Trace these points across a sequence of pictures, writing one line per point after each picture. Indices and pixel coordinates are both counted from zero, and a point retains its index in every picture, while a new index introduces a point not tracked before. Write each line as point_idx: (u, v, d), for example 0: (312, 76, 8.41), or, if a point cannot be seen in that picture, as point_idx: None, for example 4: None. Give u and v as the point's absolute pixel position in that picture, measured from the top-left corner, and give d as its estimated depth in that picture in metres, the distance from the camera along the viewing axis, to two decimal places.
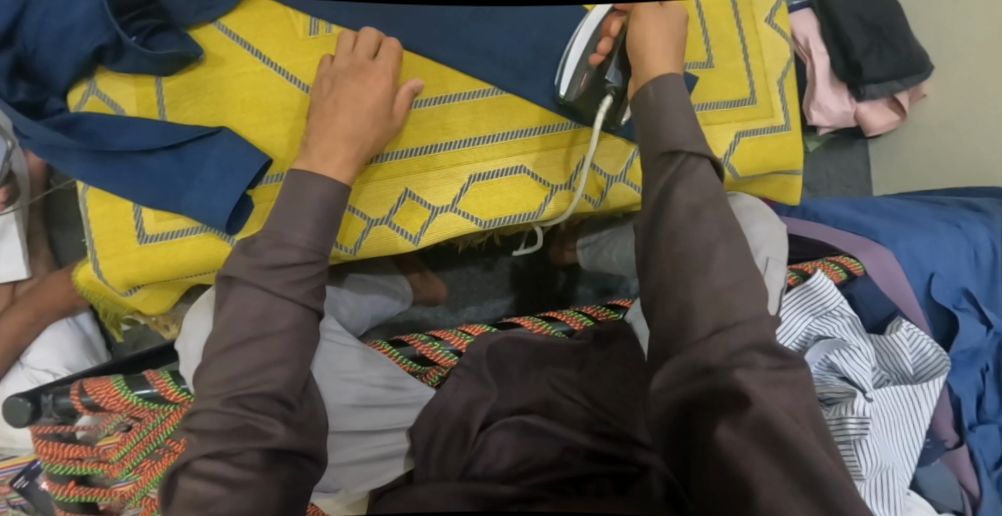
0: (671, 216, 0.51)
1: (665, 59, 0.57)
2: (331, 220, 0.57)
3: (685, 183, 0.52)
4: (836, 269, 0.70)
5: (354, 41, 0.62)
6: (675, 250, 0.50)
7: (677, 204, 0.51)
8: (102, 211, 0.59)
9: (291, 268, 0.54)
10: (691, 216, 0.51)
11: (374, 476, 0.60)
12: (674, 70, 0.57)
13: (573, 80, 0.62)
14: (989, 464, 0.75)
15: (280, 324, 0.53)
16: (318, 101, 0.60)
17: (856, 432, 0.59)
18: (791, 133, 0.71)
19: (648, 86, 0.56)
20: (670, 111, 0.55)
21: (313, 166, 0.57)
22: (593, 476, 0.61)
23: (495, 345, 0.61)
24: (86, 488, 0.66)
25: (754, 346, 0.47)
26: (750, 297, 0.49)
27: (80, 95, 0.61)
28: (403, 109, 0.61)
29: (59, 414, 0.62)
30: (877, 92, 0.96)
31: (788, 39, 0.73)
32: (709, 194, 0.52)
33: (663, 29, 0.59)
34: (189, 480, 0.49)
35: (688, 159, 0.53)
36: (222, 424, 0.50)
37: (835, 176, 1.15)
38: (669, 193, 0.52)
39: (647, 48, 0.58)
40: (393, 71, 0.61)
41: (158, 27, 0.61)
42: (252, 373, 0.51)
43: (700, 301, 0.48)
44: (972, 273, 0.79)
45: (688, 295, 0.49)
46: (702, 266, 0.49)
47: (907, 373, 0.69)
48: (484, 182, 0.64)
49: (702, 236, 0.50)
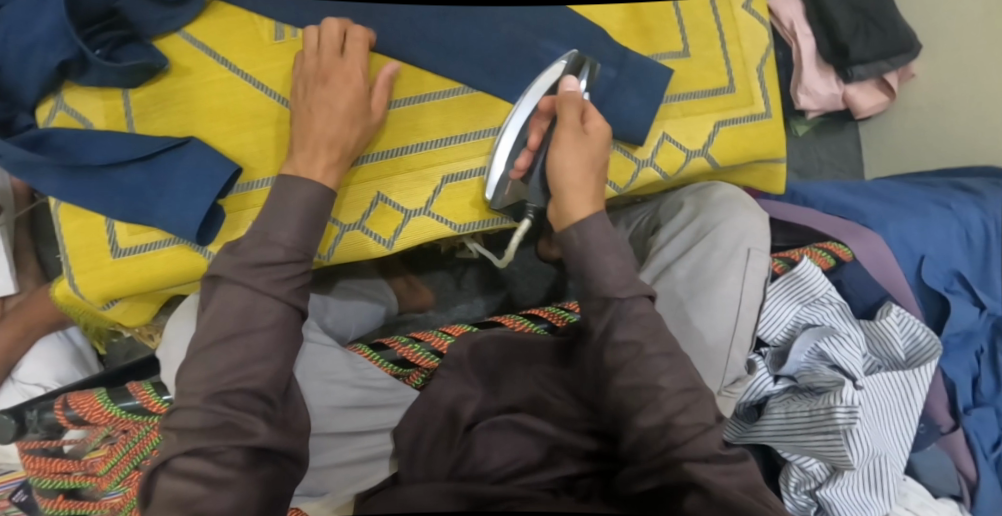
0: (616, 352, 0.55)
1: (584, 198, 0.59)
2: (317, 220, 0.56)
3: (626, 321, 0.56)
4: (824, 256, 0.69)
5: (319, 35, 0.60)
6: (621, 379, 0.55)
7: (620, 341, 0.55)
8: (76, 226, 0.59)
9: (274, 267, 0.54)
10: (635, 352, 0.55)
11: (360, 479, 0.59)
12: (593, 209, 0.59)
13: (499, 189, 0.62)
14: (987, 447, 0.74)
15: (263, 321, 0.53)
16: (294, 105, 0.59)
17: (845, 422, 0.58)
18: (772, 121, 0.70)
19: (569, 229, 0.59)
20: (596, 254, 0.58)
21: (299, 170, 0.56)
22: (579, 475, 0.60)
23: (478, 344, 0.60)
24: (75, 501, 0.67)
25: (709, 448, 0.51)
26: (701, 410, 0.53)
27: (48, 110, 0.61)
28: (381, 108, 0.60)
29: (45, 429, 0.61)
30: (865, 74, 0.94)
31: (766, 25, 0.72)
32: (651, 330, 0.56)
33: (584, 158, 0.59)
34: (170, 479, 0.48)
35: (622, 303, 0.56)
36: (203, 421, 0.49)
37: (827, 160, 1.13)
38: (610, 332, 0.56)
39: (568, 187, 0.59)
40: (363, 66, 0.60)
41: (124, 38, 0.60)
42: (235, 369, 0.51)
43: (650, 419, 0.53)
44: (964, 256, 0.78)
45: (639, 423, 0.53)
46: (650, 394, 0.54)
47: (899, 358, 0.67)
48: (457, 183, 0.63)
49: (650, 367, 0.54)
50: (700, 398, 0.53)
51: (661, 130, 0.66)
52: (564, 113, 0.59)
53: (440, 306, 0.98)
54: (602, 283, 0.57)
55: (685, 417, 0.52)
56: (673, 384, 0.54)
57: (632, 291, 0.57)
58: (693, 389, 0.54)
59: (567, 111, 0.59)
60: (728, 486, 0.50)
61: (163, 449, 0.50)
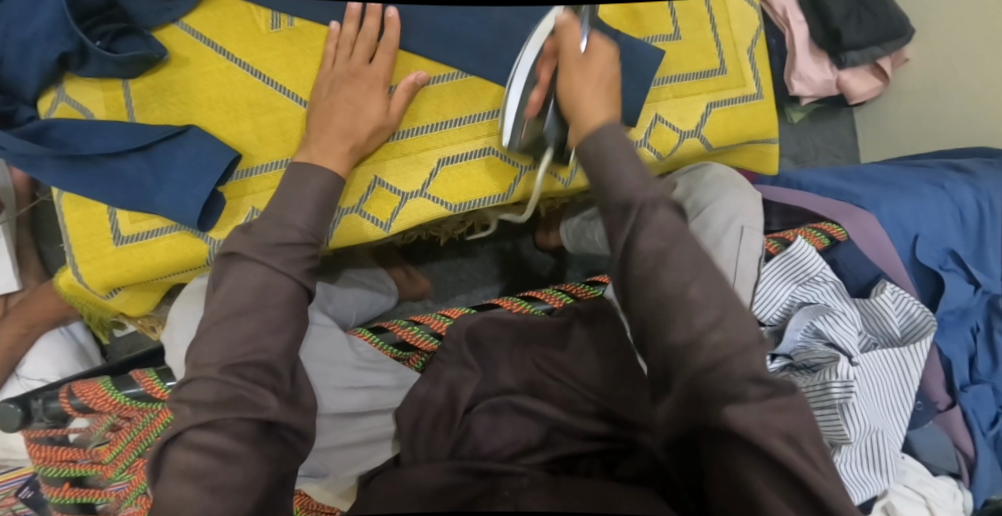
0: (638, 263, 0.49)
1: (597, 108, 0.56)
2: (329, 206, 0.58)
3: (647, 229, 0.49)
4: (819, 235, 0.70)
5: (352, 43, 0.62)
6: (650, 288, 0.48)
7: (643, 252, 0.49)
8: (78, 217, 0.61)
9: (292, 248, 0.55)
10: (657, 263, 0.48)
11: (362, 460, 0.60)
12: (609, 116, 0.56)
13: (515, 131, 0.62)
14: (985, 424, 0.74)
15: (278, 298, 0.53)
16: (316, 103, 0.61)
17: (841, 397, 0.58)
18: (764, 102, 0.71)
19: (585, 138, 0.54)
20: (613, 157, 0.52)
21: (313, 159, 0.58)
22: (582, 454, 0.61)
23: (473, 327, 0.62)
24: (81, 489, 0.67)
25: (750, 374, 0.46)
26: (735, 327, 0.47)
27: (51, 102, 0.62)
28: (402, 103, 0.62)
29: (51, 418, 0.62)
30: (858, 59, 0.96)
31: (755, 8, 0.72)
32: (673, 235, 0.49)
33: (594, 79, 0.57)
34: (183, 451, 0.48)
35: (644, 209, 0.49)
36: (216, 393, 0.50)
37: (822, 146, 1.14)
38: (632, 242, 0.49)
39: (579, 103, 0.56)
40: (387, 77, 0.62)
41: (122, 31, 0.61)
42: (249, 342, 0.51)
43: (679, 334, 0.47)
44: (959, 234, 0.78)
45: (669, 338, 0.48)
46: (683, 307, 0.47)
47: (894, 335, 0.68)
48: (453, 165, 0.64)
49: (675, 277, 0.48)
50: (735, 314, 0.48)
51: (654, 112, 0.67)
52: (565, 42, 0.58)
53: (441, 297, 0.98)
54: (617, 189, 0.51)
55: (718, 334, 0.47)
56: (702, 295, 0.48)
57: (652, 195, 0.50)
58: (726, 305, 0.48)
59: (568, 39, 0.58)
60: (770, 427, 0.44)
61: (175, 422, 0.49)
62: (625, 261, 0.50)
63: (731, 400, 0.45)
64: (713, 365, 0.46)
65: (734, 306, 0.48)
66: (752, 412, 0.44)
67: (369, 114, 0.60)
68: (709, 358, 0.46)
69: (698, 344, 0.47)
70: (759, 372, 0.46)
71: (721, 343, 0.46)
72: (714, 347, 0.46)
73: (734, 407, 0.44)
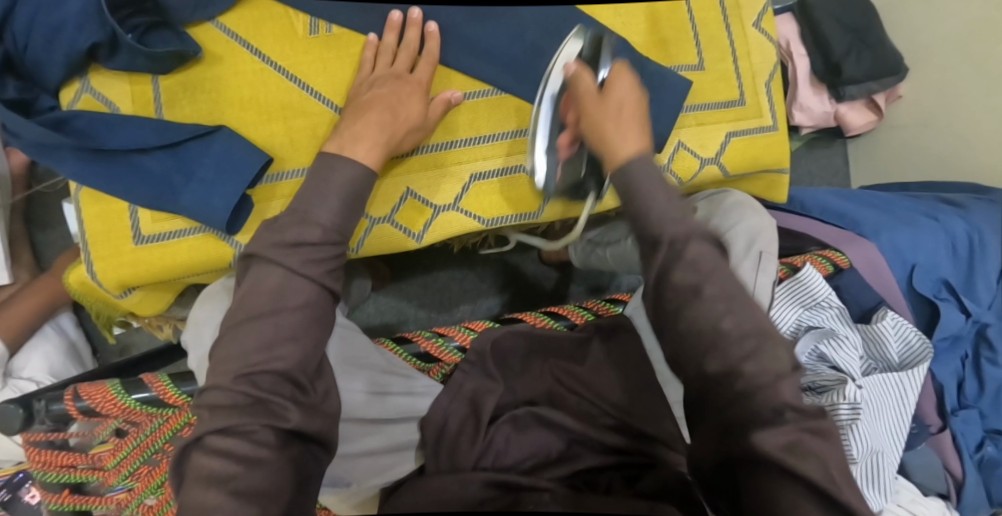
0: (672, 297, 0.50)
1: (628, 138, 0.55)
2: (355, 203, 0.55)
3: (681, 264, 0.49)
4: (824, 263, 0.72)
5: (394, 49, 0.62)
6: (683, 321, 0.49)
7: (678, 284, 0.49)
8: (96, 212, 0.59)
9: (312, 247, 0.52)
10: (691, 297, 0.49)
11: (386, 469, 0.58)
12: (641, 146, 0.55)
13: (550, 171, 0.64)
14: (972, 447, 0.78)
15: (296, 300, 0.51)
16: (351, 102, 0.61)
17: (848, 418, 0.60)
18: (778, 134, 0.73)
19: (616, 176, 0.54)
20: (647, 191, 0.52)
21: (342, 149, 0.56)
22: (602, 469, 0.59)
23: (497, 340, 0.62)
24: (80, 496, 0.61)
25: (781, 400, 0.47)
26: (770, 358, 0.48)
27: (74, 92, 0.60)
28: (438, 115, 0.62)
29: (52, 420, 0.58)
30: (855, 93, 1.02)
31: (775, 44, 0.75)
32: (706, 269, 0.49)
33: (617, 109, 0.58)
34: (204, 457, 0.46)
35: (674, 244, 0.50)
36: (232, 400, 0.48)
37: (817, 174, 1.19)
38: (665, 278, 0.50)
39: (605, 132, 0.56)
40: (428, 84, 0.62)
41: (154, 24, 0.60)
42: (264, 349, 0.49)
43: (714, 363, 0.49)
44: (950, 263, 0.82)
45: (703, 368, 0.49)
46: (717, 341, 0.49)
47: (893, 361, 0.70)
48: (484, 181, 0.65)
49: (707, 312, 0.49)
50: (770, 343, 0.49)
51: (677, 138, 0.70)
52: (580, 87, 0.60)
53: (441, 308, 0.99)
54: (648, 223, 0.51)
55: (752, 365, 0.47)
56: (734, 325, 0.49)
57: (687, 228, 0.50)
58: (760, 334, 0.49)
59: (583, 81, 0.60)
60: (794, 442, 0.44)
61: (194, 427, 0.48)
62: (658, 293, 0.50)
63: (762, 424, 0.46)
64: (748, 392, 0.47)
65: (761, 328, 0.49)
66: (782, 434, 0.45)
67: (406, 116, 0.59)
68: (743, 387, 0.47)
69: (733, 375, 0.48)
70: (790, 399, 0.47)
71: (755, 373, 0.47)
72: (750, 376, 0.47)
73: (761, 431, 0.45)
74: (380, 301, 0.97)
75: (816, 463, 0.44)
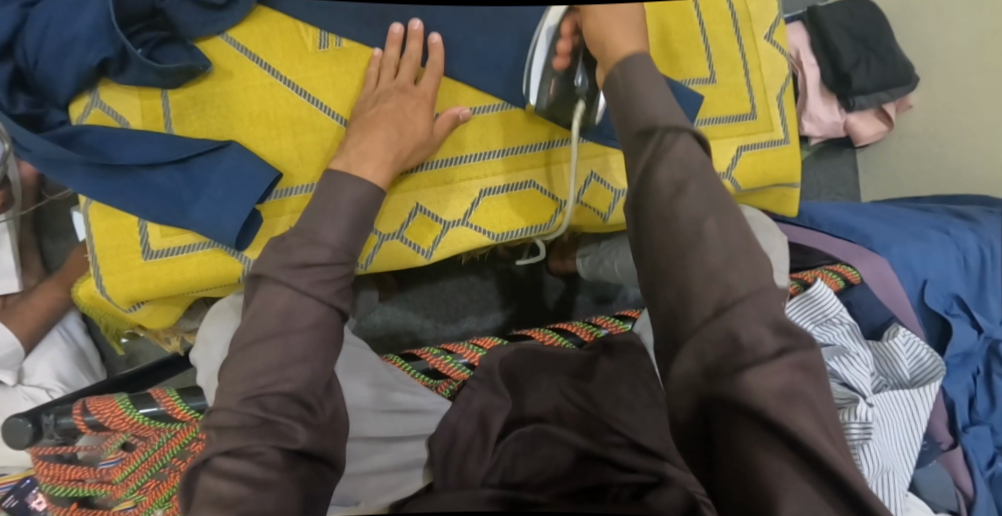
0: (655, 196, 0.48)
1: (630, 39, 0.55)
2: (363, 221, 0.55)
3: (666, 160, 0.48)
4: (835, 277, 0.71)
5: (400, 62, 0.62)
6: (665, 222, 0.47)
7: (660, 184, 0.48)
8: (108, 226, 0.58)
9: (321, 268, 0.52)
10: (676, 194, 0.47)
11: (393, 488, 0.58)
12: (641, 48, 0.54)
13: (542, 89, 0.61)
14: (983, 464, 0.76)
15: (305, 321, 0.51)
16: (358, 117, 0.60)
17: (860, 438, 0.59)
18: (789, 146, 0.73)
19: (614, 70, 0.53)
20: (641, 91, 0.51)
21: (349, 167, 0.56)
22: (607, 485, 0.59)
23: (506, 357, 0.62)
24: (87, 510, 0.60)
25: (762, 322, 0.43)
26: (750, 271, 0.45)
27: (83, 107, 0.60)
28: (445, 130, 0.62)
29: (60, 434, 0.58)
30: (866, 103, 1.01)
31: (786, 56, 0.74)
32: (692, 169, 0.48)
33: (623, 13, 0.56)
34: (212, 479, 0.46)
35: (666, 135, 0.49)
36: (239, 422, 0.47)
37: (825, 183, 1.18)
38: (649, 173, 0.48)
39: (607, 36, 0.55)
40: (433, 97, 0.62)
41: (165, 39, 0.60)
42: (273, 371, 0.49)
43: (693, 271, 0.45)
44: (961, 278, 0.82)
45: (682, 277, 0.45)
46: (695, 242, 0.46)
47: (904, 378, 0.70)
48: (494, 196, 0.65)
49: (690, 212, 0.46)
50: (751, 253, 0.46)
51: None
52: None
53: (447, 319, 0.99)
54: (641, 117, 0.50)
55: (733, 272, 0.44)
56: (717, 228, 0.46)
57: (675, 122, 0.50)
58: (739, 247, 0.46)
59: None
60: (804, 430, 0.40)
61: (203, 448, 0.48)
62: (643, 197, 0.49)
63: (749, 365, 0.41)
64: (725, 306, 0.43)
65: (745, 245, 0.46)
66: (769, 379, 0.41)
67: (414, 132, 0.59)
68: (722, 300, 0.44)
69: (711, 280, 0.44)
70: (778, 320, 0.43)
71: (739, 282, 0.44)
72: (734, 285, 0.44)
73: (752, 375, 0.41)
74: (386, 311, 0.97)
75: (808, 413, 0.41)
